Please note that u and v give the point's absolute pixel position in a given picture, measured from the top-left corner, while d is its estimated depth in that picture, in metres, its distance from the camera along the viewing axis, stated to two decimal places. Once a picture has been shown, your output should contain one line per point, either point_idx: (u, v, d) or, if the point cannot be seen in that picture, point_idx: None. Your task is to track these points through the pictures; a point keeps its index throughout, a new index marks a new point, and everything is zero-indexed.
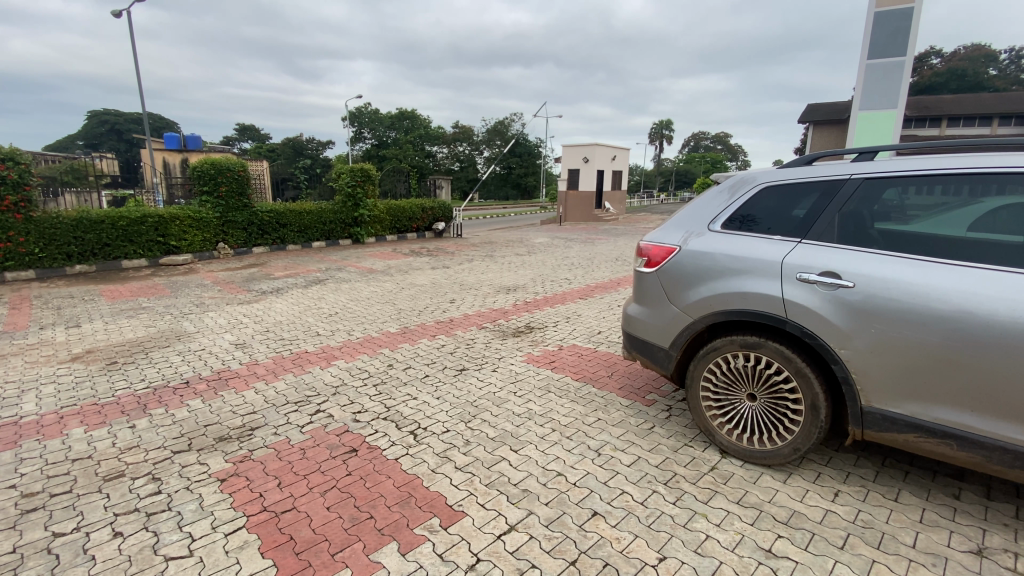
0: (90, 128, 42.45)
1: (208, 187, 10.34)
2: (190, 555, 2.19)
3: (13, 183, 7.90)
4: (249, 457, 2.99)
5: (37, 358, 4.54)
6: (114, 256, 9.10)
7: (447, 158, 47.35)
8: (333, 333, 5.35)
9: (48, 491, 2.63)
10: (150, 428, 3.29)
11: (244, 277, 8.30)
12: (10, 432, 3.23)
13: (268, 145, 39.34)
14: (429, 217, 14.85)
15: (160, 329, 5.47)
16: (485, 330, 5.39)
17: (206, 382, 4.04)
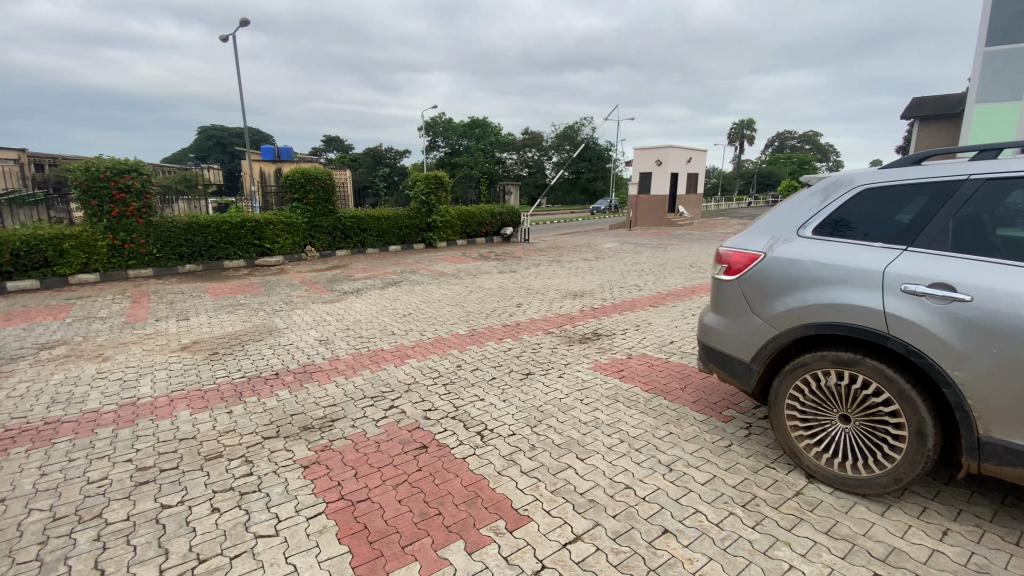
0: (200, 142, 47.43)
1: (298, 194, 11.18)
2: (275, 535, 2.35)
3: (136, 191, 9.01)
4: (329, 446, 3.17)
5: (153, 347, 5.12)
6: (218, 257, 10.08)
7: (517, 164, 47.85)
8: (406, 333, 5.56)
9: (158, 466, 2.94)
10: (244, 414, 3.61)
11: (328, 278, 8.86)
12: (129, 411, 3.66)
13: (350, 155, 41.85)
14: (498, 222, 15.07)
15: (254, 323, 5.96)
16: (552, 336, 5.37)
17: (293, 374, 4.37)
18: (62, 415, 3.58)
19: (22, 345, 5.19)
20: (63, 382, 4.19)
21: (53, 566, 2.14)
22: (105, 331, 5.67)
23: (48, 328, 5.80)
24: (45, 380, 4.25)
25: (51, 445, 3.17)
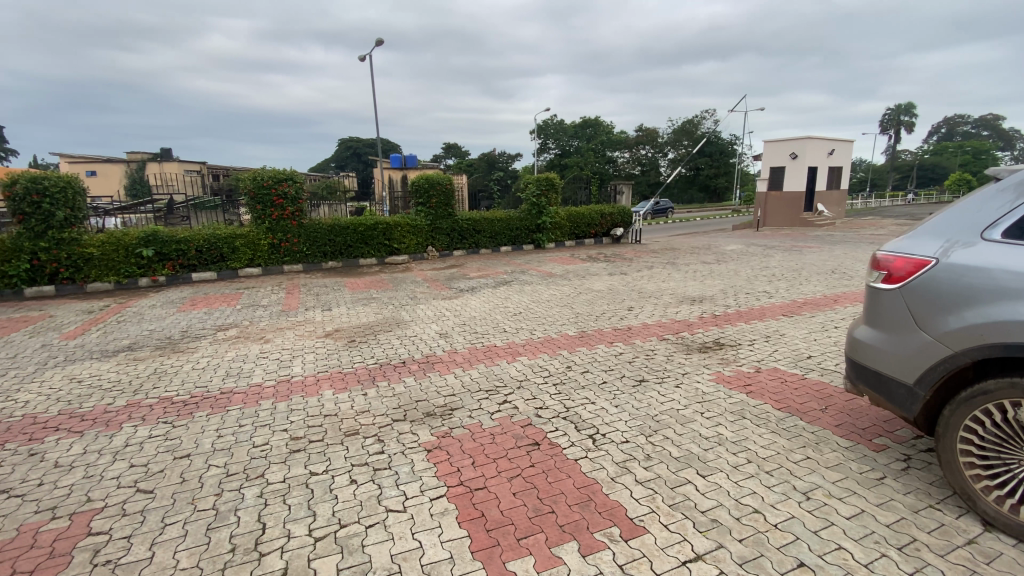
0: (339, 153, 53.21)
1: (422, 199, 12.04)
2: (404, 511, 2.56)
3: (292, 198, 10.40)
4: (449, 434, 3.38)
5: (303, 332, 5.87)
6: (354, 255, 11.24)
7: (629, 163, 46.55)
8: (518, 331, 5.71)
9: (307, 437, 3.37)
10: (377, 397, 3.98)
11: (446, 277, 9.42)
12: (285, 387, 4.25)
13: (466, 160, 43.97)
14: (609, 223, 14.79)
15: (384, 316, 6.54)
16: (668, 342, 5.15)
17: (417, 364, 4.72)
18: (235, 387, 4.25)
19: (207, 326, 6.27)
20: (235, 359, 4.98)
21: (227, 514, 2.53)
22: (266, 317, 6.63)
23: (226, 312, 6.93)
24: (223, 356, 5.08)
25: (227, 411, 3.78)
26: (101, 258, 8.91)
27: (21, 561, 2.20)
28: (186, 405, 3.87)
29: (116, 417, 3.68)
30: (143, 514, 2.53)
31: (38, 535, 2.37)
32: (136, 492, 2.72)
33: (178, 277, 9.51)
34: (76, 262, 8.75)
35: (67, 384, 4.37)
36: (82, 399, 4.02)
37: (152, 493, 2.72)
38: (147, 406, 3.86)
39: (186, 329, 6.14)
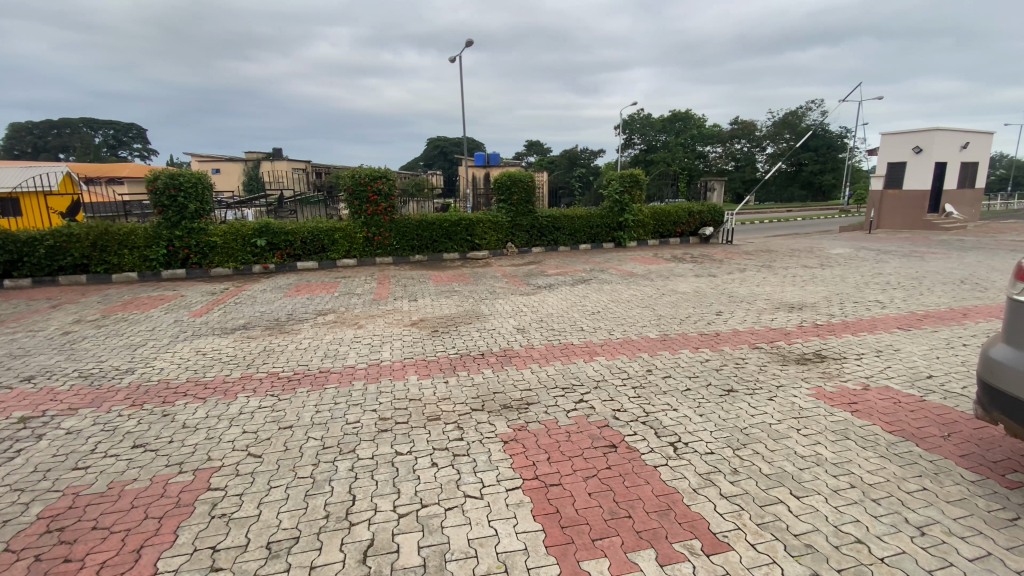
0: (427, 152, 55.50)
1: (504, 195, 12.23)
2: (481, 498, 2.64)
3: (385, 194, 11.02)
4: (525, 427, 3.42)
5: (391, 320, 6.23)
6: (438, 250, 11.69)
7: (721, 158, 43.91)
8: (597, 331, 5.63)
9: (393, 419, 3.57)
10: (457, 386, 4.13)
11: (525, 272, 9.50)
12: (375, 370, 4.54)
13: (548, 156, 43.94)
14: (697, 222, 14.09)
15: (465, 309, 6.75)
16: (760, 351, 4.81)
17: (496, 357, 4.82)
18: (330, 367, 4.61)
19: (309, 310, 6.85)
20: (331, 341, 5.40)
21: (322, 484, 2.75)
22: (359, 305, 7.10)
23: (324, 298, 7.52)
24: (321, 338, 5.52)
25: (324, 389, 4.11)
26: (223, 246, 10.04)
27: (157, 506, 2.56)
28: (289, 381, 4.27)
29: (232, 388, 4.14)
30: (253, 476, 2.83)
31: (170, 486, 2.74)
32: (247, 456, 3.05)
33: (285, 265, 10.48)
34: (203, 249, 9.94)
35: (194, 355, 4.99)
36: (206, 370, 4.57)
37: (259, 458, 3.03)
38: (258, 380, 4.31)
39: (291, 312, 6.75)
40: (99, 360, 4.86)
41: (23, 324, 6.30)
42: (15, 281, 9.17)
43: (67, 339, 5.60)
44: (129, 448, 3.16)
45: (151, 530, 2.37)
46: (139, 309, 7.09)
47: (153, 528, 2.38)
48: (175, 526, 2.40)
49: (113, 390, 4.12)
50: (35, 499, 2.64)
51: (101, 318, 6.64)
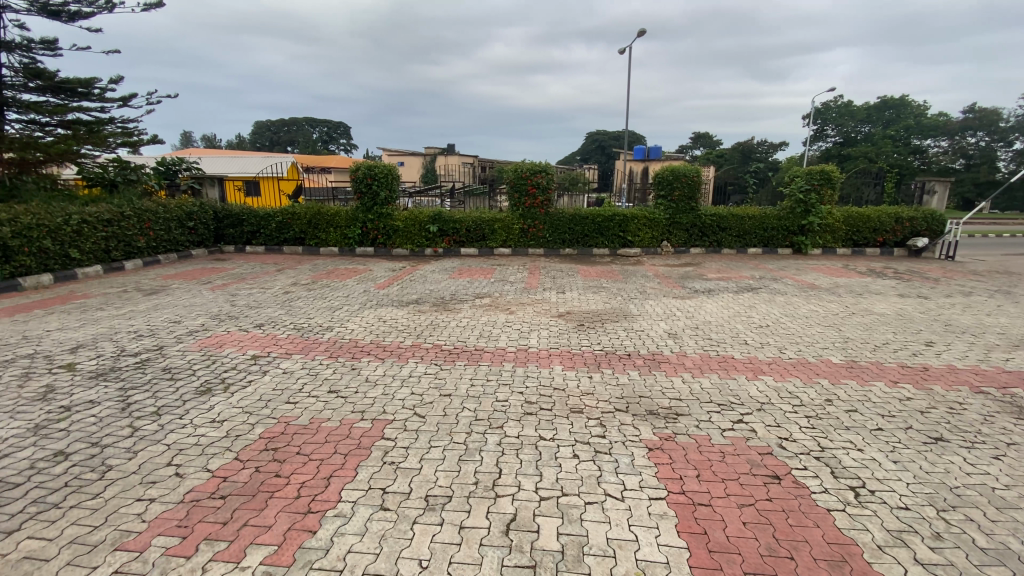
0: (587, 146, 55.45)
1: (664, 191, 11.66)
2: (622, 500, 2.58)
3: (543, 187, 11.34)
4: (673, 438, 3.24)
5: (541, 310, 6.41)
6: (590, 245, 11.66)
7: (945, 154, 35.72)
8: (761, 346, 5.07)
9: (539, 404, 3.68)
10: (602, 383, 4.09)
11: (681, 274, 8.96)
12: (523, 355, 4.73)
13: (717, 150, 40.55)
14: (905, 230, 11.73)
15: (615, 306, 6.63)
16: (986, 398, 3.83)
17: (644, 359, 4.65)
18: (484, 346, 4.94)
19: (469, 292, 7.41)
20: (486, 323, 5.77)
21: (474, 452, 2.97)
22: (513, 292, 7.45)
23: (482, 283, 8.06)
24: (478, 319, 5.94)
25: (478, 365, 4.42)
26: (403, 230, 11.38)
27: (343, 444, 3.03)
28: (449, 354, 4.69)
29: (403, 353, 4.70)
30: (417, 433, 3.18)
31: (353, 429, 3.22)
32: (413, 415, 3.44)
33: (451, 250, 11.47)
34: (387, 232, 11.38)
35: (375, 321, 5.77)
36: (383, 335, 5.26)
37: (423, 418, 3.39)
38: (423, 349, 4.82)
39: (453, 292, 7.37)
40: (307, 317, 5.92)
41: (259, 283, 7.96)
42: (255, 248, 11.60)
43: (287, 297, 6.94)
44: (325, 392, 3.79)
45: (338, 463, 2.82)
46: (337, 279, 8.43)
47: (339, 462, 2.83)
48: (355, 464, 2.82)
49: (316, 342, 4.99)
50: (260, 421, 3.33)
51: (311, 283, 8.05)
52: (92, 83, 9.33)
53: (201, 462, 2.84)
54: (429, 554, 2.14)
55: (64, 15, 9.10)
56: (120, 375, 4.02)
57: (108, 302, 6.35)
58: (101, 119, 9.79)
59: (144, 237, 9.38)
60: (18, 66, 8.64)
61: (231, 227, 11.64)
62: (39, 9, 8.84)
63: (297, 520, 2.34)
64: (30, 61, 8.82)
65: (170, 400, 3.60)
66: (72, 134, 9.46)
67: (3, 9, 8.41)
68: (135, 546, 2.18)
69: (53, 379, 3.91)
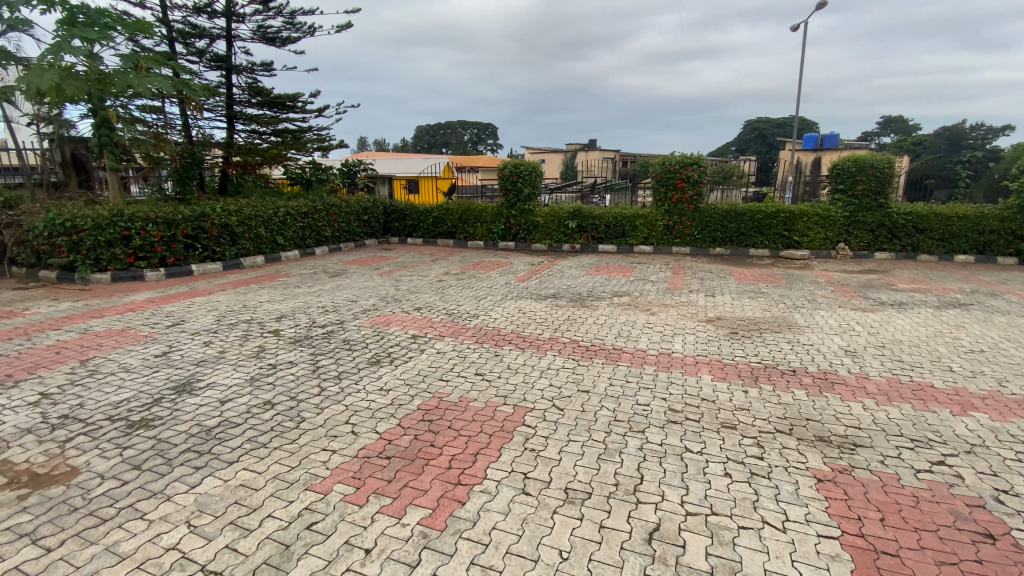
0: (744, 136, 50.52)
1: (843, 185, 10.10)
2: (783, 532, 2.30)
3: (693, 181, 10.61)
4: (848, 471, 2.79)
5: (687, 313, 6.02)
6: (746, 244, 10.62)
7: None
8: (975, 376, 4.10)
9: (685, 413, 3.46)
10: (759, 399, 3.70)
11: (860, 282, 7.69)
12: (667, 359, 4.49)
13: (915, 136, 33.82)
14: None
15: (775, 314, 5.94)
16: None
17: (811, 378, 4.09)
18: (625, 346, 4.81)
19: (609, 290, 7.28)
20: (627, 322, 5.60)
21: (614, 453, 2.91)
22: (655, 292, 7.13)
23: (623, 281, 7.84)
24: (617, 318, 5.80)
25: (618, 364, 4.32)
26: (544, 226, 11.60)
27: (488, 425, 3.20)
28: (589, 350, 4.66)
29: (543, 345, 4.80)
30: (557, 425, 3.21)
31: (497, 412, 3.38)
32: (553, 406, 3.48)
33: (589, 246, 11.38)
34: (529, 227, 11.72)
35: (518, 313, 5.98)
36: (524, 326, 5.42)
37: (562, 410, 3.42)
38: (562, 343, 4.87)
39: (593, 289, 7.30)
40: (457, 304, 6.37)
41: (416, 271, 8.80)
42: (414, 240, 12.84)
43: (440, 285, 7.54)
44: (471, 374, 4.05)
45: (484, 442, 2.98)
46: (483, 270, 8.92)
47: (485, 442, 2.99)
48: (500, 445, 2.95)
49: (464, 328, 5.36)
50: (418, 394, 3.69)
51: (460, 273, 8.65)
52: (296, 97, 11.14)
53: (370, 424, 3.23)
54: (569, 547, 2.14)
55: (277, 41, 11.01)
56: (310, 342, 4.77)
57: (302, 282, 7.58)
58: (302, 127, 11.68)
59: (330, 228, 10.99)
60: (245, 85, 10.68)
61: (396, 221, 13.07)
62: (260, 37, 10.81)
63: (448, 489, 2.53)
64: (253, 81, 10.86)
65: (347, 367, 4.17)
66: (281, 141, 11.44)
67: (235, 40, 10.48)
68: (321, 488, 2.56)
69: (264, 341, 4.79)
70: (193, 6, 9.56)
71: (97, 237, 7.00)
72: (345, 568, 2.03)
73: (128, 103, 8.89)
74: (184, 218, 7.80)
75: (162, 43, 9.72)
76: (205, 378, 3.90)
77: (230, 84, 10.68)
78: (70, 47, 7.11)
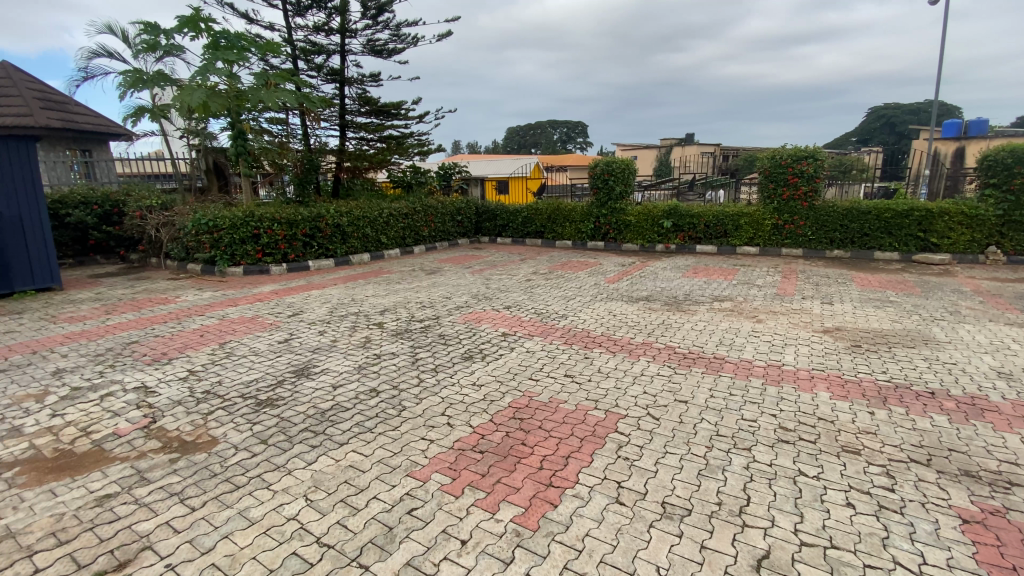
0: (867, 125, 45.17)
1: (998, 177, 8.66)
2: None
3: (808, 176, 9.68)
4: (1006, 515, 2.38)
5: (798, 322, 5.51)
6: (869, 246, 9.51)
7: None
8: None
9: (798, 433, 3.16)
10: (888, 423, 3.27)
11: (1020, 293, 6.54)
12: (776, 372, 4.14)
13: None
14: None
15: (908, 327, 5.23)
16: None
17: (955, 402, 3.54)
18: (726, 355, 4.51)
19: (707, 293, 6.88)
20: (729, 330, 5.25)
21: (716, 469, 2.73)
22: (760, 297, 6.61)
23: (723, 284, 7.37)
24: (718, 324, 5.46)
25: (719, 375, 4.06)
26: (636, 225, 11.25)
27: (580, 429, 3.16)
28: (686, 358, 4.43)
29: (636, 349, 4.64)
30: (652, 434, 3.09)
31: (589, 416, 3.33)
32: (647, 414, 3.36)
33: (686, 246, 10.85)
34: (620, 226, 11.43)
35: (609, 315, 5.85)
36: (616, 329, 5.29)
37: (657, 420, 3.28)
38: (657, 348, 4.68)
39: (690, 293, 6.94)
40: (547, 304, 6.38)
41: (507, 270, 8.96)
42: (504, 239, 13.08)
43: (530, 284, 7.61)
44: (562, 375, 4.03)
45: (576, 446, 2.95)
46: (572, 270, 8.87)
47: (577, 445, 2.96)
48: (592, 450, 2.90)
49: (554, 328, 5.35)
50: (509, 391, 3.74)
51: (549, 273, 8.66)
52: (399, 104, 11.84)
53: (465, 418, 3.33)
54: (667, 564, 2.05)
55: (384, 52, 11.77)
56: (409, 335, 5.04)
57: (402, 278, 8.04)
58: (405, 133, 12.38)
59: (427, 227, 11.54)
60: (355, 96, 11.55)
61: (487, 221, 13.40)
62: (369, 50, 11.63)
63: (540, 490, 2.53)
64: (362, 92, 11.71)
65: (442, 361, 4.35)
66: (386, 147, 12.24)
67: (348, 54, 11.36)
68: (420, 476, 2.69)
69: (368, 332, 5.15)
70: (314, 25, 10.51)
71: (233, 235, 7.97)
72: (442, 556, 2.11)
73: (258, 116, 10.01)
74: (303, 219, 8.64)
75: (287, 61, 10.82)
76: (319, 364, 4.28)
77: (343, 96, 11.61)
78: (214, 68, 8.16)
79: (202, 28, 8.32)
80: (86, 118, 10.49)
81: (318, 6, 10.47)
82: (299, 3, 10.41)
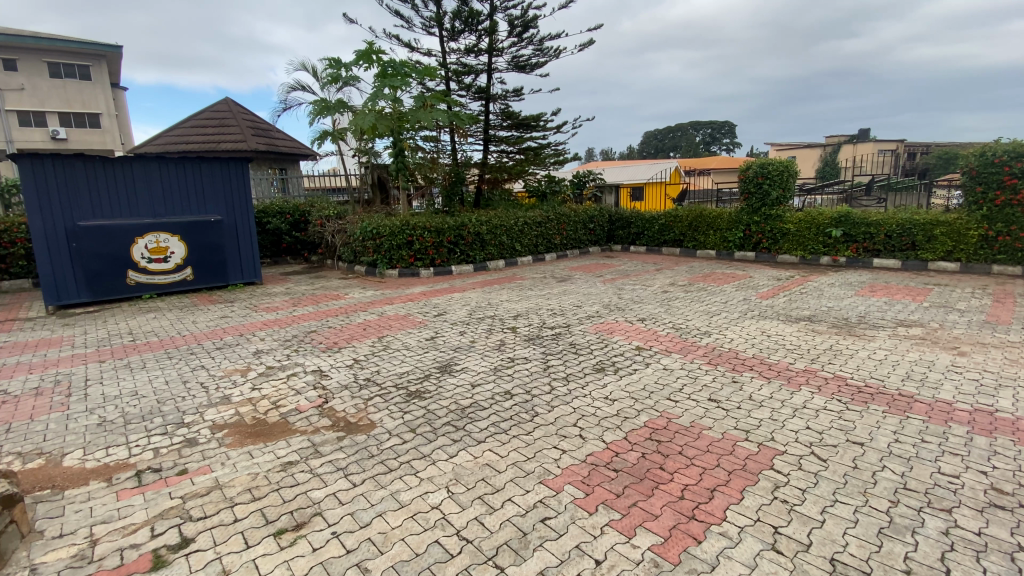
0: None
1: None
2: None
3: None
4: None
5: (1018, 358, 4.38)
6: None
7: None
8: None
9: (1020, 499, 2.49)
10: None
11: None
12: (986, 419, 3.33)
13: None
14: None
15: None
16: None
17: None
18: (915, 393, 3.76)
19: (886, 317, 5.85)
20: (916, 362, 4.38)
21: (902, 530, 2.28)
22: (962, 324, 5.42)
23: (907, 307, 6.22)
24: (901, 354, 4.59)
25: (906, 416, 3.39)
26: (796, 234, 10.04)
27: (727, 460, 2.88)
28: (860, 392, 3.79)
29: (795, 377, 4.11)
30: (818, 478, 2.69)
31: (738, 448, 3.02)
32: (811, 454, 2.93)
33: (858, 260, 9.37)
34: (775, 235, 10.31)
35: (759, 334, 5.29)
36: (769, 352, 4.76)
37: (824, 462, 2.85)
38: (822, 378, 4.09)
39: (863, 315, 5.96)
40: (686, 319, 5.99)
41: (642, 280, 8.63)
42: (638, 248, 12.68)
43: (668, 297, 7.22)
44: (705, 399, 3.73)
45: (722, 479, 2.70)
46: (715, 283, 8.25)
47: (723, 478, 2.71)
48: (742, 486, 2.62)
49: (694, 345, 5.00)
50: (644, 409, 3.57)
51: (688, 285, 8.15)
52: (539, 116, 12.17)
53: (597, 432, 3.26)
54: None
55: (527, 67, 12.21)
56: (542, 342, 5.12)
57: (534, 285, 8.22)
58: (543, 144, 12.68)
59: (559, 236, 11.68)
60: (499, 111, 12.16)
61: (621, 229, 13.12)
62: (513, 66, 12.16)
63: (682, 521, 2.36)
64: (505, 106, 12.28)
65: (575, 370, 4.32)
66: (525, 157, 12.69)
67: (493, 71, 12.02)
68: (553, 485, 2.69)
69: (504, 336, 5.35)
70: (465, 47, 11.34)
71: (392, 241, 8.92)
72: (576, 572, 2.08)
73: (415, 135, 11.08)
74: (448, 227, 9.33)
75: (442, 83, 11.82)
76: (459, 363, 4.56)
77: (488, 111, 12.30)
78: (382, 94, 9.25)
79: (373, 60, 9.49)
80: (285, 142, 12.66)
81: (469, 29, 11.27)
82: (454, 28, 11.30)
